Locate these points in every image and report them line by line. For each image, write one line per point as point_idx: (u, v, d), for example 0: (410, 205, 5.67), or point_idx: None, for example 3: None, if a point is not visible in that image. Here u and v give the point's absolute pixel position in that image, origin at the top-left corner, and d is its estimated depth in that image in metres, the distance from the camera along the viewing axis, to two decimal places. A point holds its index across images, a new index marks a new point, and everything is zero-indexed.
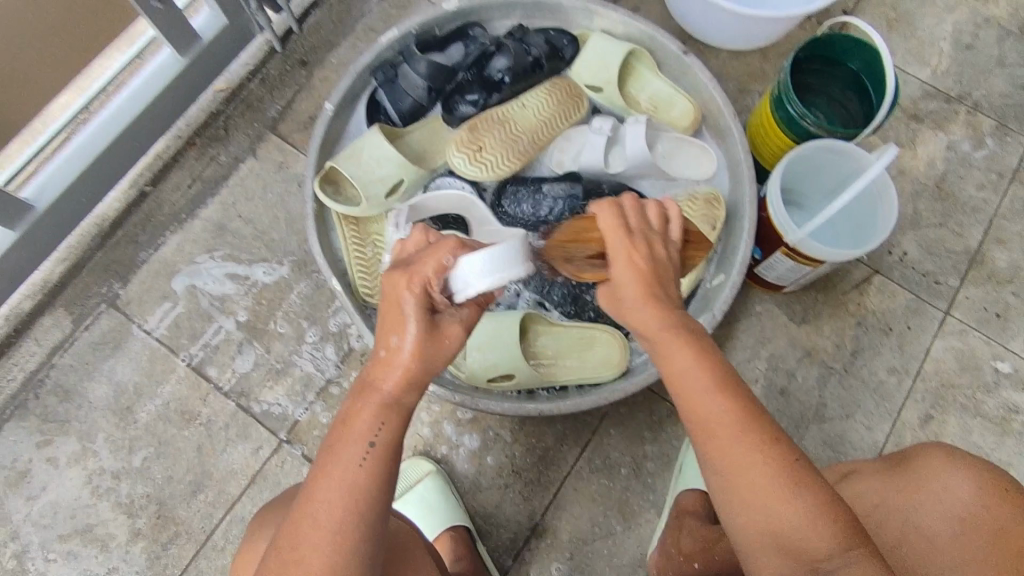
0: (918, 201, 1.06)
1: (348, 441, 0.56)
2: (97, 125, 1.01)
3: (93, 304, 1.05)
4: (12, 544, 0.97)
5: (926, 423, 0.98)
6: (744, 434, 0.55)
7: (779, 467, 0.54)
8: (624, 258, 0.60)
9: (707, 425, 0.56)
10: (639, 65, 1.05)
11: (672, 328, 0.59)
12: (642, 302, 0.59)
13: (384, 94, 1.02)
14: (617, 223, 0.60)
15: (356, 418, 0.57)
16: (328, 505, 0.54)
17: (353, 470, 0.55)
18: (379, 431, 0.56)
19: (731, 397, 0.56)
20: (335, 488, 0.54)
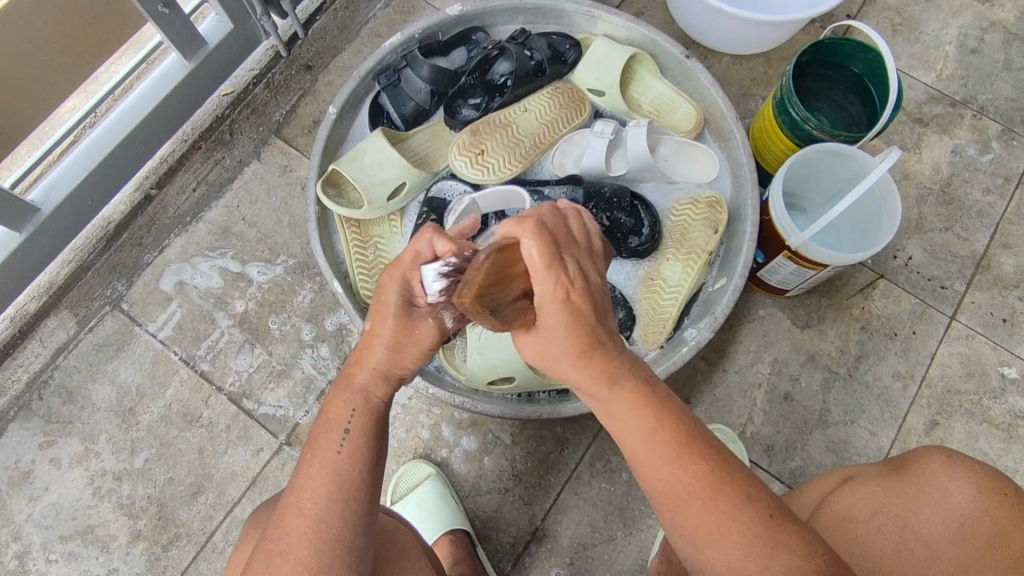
0: (923, 205, 1.05)
1: (324, 435, 0.59)
2: (105, 126, 1.02)
3: (97, 305, 1.06)
4: (14, 545, 0.97)
5: (931, 429, 0.97)
6: (706, 498, 0.54)
7: (743, 545, 0.52)
8: (555, 299, 0.54)
9: (672, 493, 0.55)
10: (641, 69, 1.05)
11: (616, 386, 0.57)
12: (575, 355, 0.57)
13: (387, 98, 1.02)
14: (544, 253, 0.52)
15: (332, 412, 0.60)
16: (303, 501, 0.55)
17: (332, 461, 0.57)
18: (352, 417, 0.60)
19: (682, 464, 0.55)
20: (317, 478, 0.56)
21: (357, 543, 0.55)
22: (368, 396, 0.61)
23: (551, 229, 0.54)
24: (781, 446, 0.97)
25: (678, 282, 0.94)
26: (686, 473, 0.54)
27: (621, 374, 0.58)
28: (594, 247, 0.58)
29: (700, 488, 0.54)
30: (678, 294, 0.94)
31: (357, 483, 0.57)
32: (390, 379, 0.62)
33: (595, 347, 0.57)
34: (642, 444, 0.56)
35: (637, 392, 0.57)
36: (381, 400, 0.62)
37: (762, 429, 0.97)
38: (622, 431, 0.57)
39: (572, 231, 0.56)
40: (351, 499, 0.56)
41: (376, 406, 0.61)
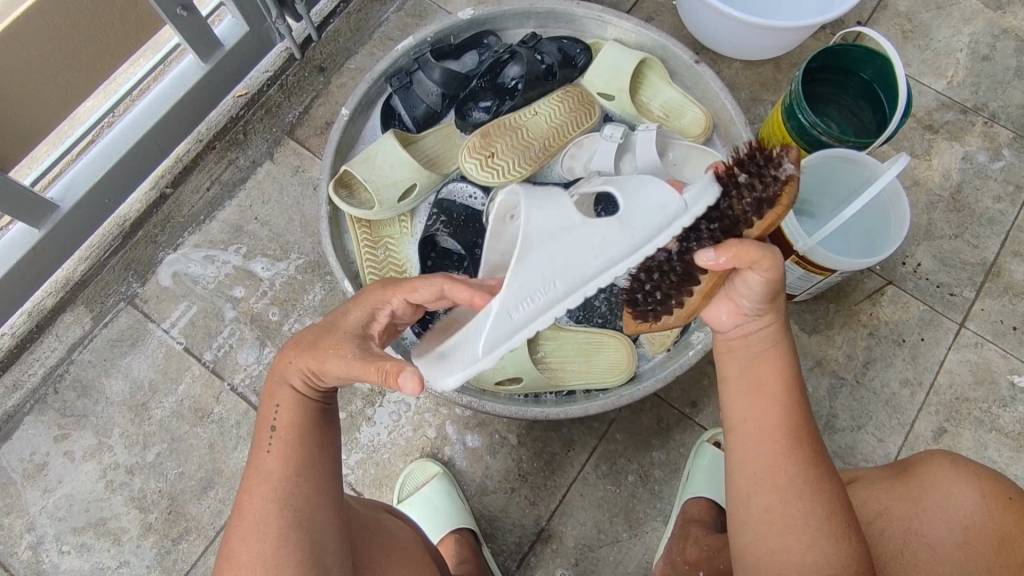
0: (933, 212, 1.05)
1: (257, 444, 0.60)
2: (123, 127, 1.04)
3: (112, 301, 1.08)
4: (28, 535, 0.99)
5: (939, 436, 0.97)
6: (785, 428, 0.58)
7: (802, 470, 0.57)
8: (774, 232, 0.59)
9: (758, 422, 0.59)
10: (651, 74, 1.05)
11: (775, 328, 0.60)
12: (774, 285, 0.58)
13: (399, 99, 1.03)
14: None
15: (264, 416, 0.61)
16: (247, 508, 0.57)
17: (267, 464, 0.58)
18: (277, 417, 0.60)
19: (804, 418, 0.59)
20: (255, 487, 0.58)
21: (304, 534, 0.56)
22: (290, 396, 0.60)
23: None
24: None
25: None
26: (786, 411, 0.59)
27: (784, 330, 0.61)
28: None
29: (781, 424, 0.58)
30: None
31: (298, 484, 0.58)
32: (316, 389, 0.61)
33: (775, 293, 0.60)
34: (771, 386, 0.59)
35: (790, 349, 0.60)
36: (313, 397, 0.61)
37: None
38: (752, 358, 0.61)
39: None
40: (287, 498, 0.57)
41: (303, 405, 0.61)
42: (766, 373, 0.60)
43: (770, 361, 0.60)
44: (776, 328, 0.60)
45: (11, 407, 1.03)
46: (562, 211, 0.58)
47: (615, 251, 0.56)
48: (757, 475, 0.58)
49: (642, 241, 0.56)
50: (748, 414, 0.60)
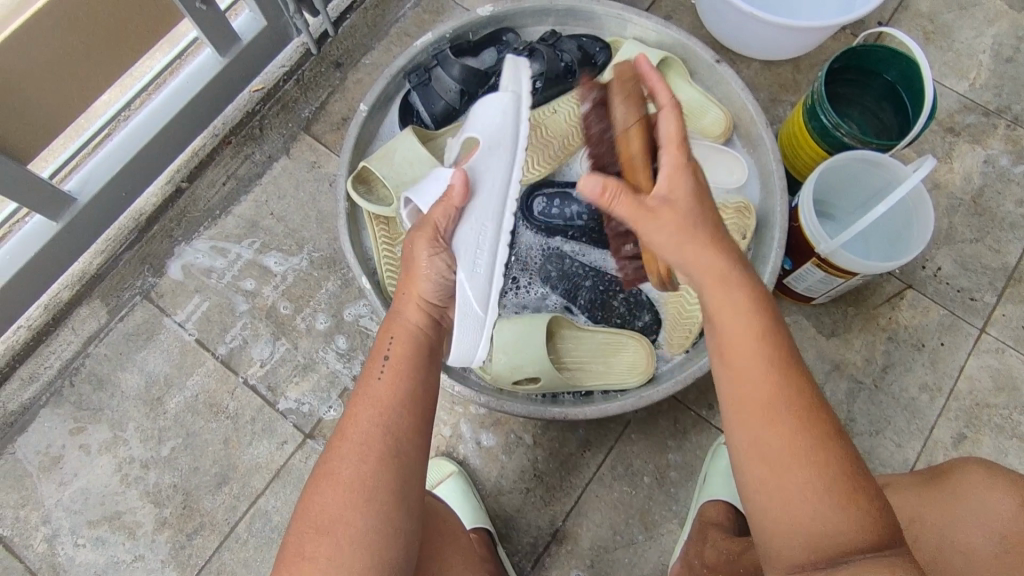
0: (954, 216, 1.04)
1: (369, 370, 0.66)
2: (139, 121, 1.05)
3: (128, 295, 1.08)
4: (44, 528, 0.99)
5: (959, 442, 0.96)
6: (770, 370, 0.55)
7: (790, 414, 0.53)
8: (678, 174, 0.63)
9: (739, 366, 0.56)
10: (672, 73, 1.03)
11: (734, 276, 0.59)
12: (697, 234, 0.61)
13: (417, 96, 1.02)
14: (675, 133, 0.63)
15: (379, 346, 0.68)
16: (351, 429, 0.61)
17: (379, 389, 0.63)
18: (391, 346, 0.67)
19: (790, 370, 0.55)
20: (363, 407, 0.62)
21: (399, 472, 0.59)
22: (408, 326, 0.69)
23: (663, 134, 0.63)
24: None
25: None
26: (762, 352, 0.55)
27: (749, 281, 0.59)
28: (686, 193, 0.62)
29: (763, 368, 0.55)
30: None
31: (401, 411, 0.62)
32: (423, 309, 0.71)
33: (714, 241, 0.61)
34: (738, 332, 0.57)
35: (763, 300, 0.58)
36: (421, 329, 0.70)
37: None
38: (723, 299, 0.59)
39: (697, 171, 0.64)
40: (395, 424, 0.61)
41: (418, 336, 0.69)
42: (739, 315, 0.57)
43: (738, 305, 0.58)
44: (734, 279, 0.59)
45: (27, 400, 1.03)
46: (445, 181, 0.75)
47: (502, 170, 0.74)
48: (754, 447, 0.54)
49: (513, 149, 0.75)
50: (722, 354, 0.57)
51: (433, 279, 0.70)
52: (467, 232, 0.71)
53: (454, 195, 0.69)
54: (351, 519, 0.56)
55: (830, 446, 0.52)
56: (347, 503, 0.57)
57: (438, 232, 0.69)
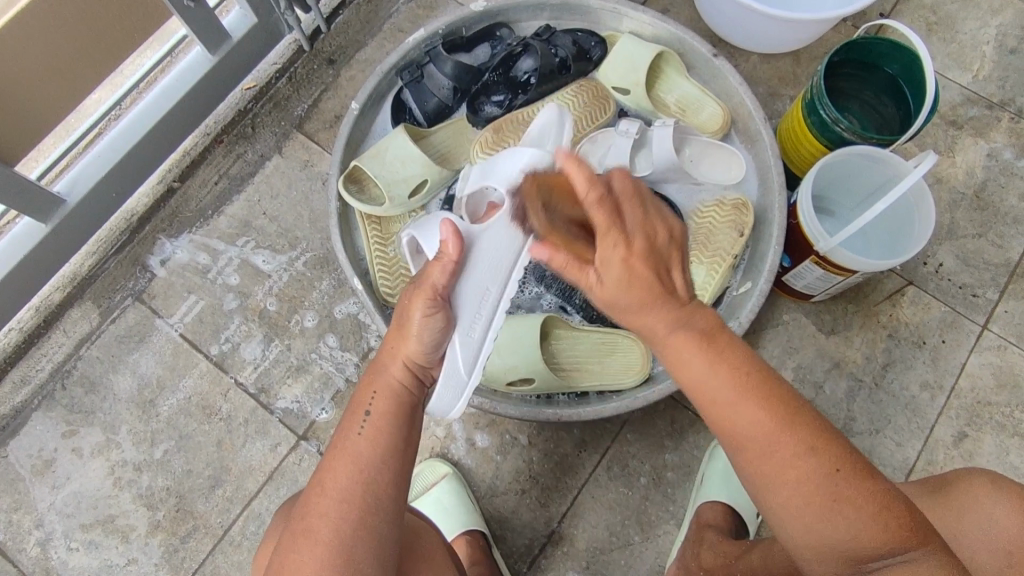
0: (956, 211, 1.02)
1: (349, 422, 0.63)
2: (128, 120, 1.03)
3: (120, 297, 1.07)
4: (37, 531, 0.98)
5: (960, 441, 0.93)
6: (739, 395, 0.54)
7: (782, 430, 0.53)
8: (619, 262, 0.55)
9: (728, 417, 0.54)
10: (668, 69, 1.02)
11: (674, 322, 0.56)
12: (638, 295, 0.55)
13: (409, 94, 1.01)
14: (605, 199, 0.55)
15: (359, 398, 0.65)
16: (329, 488, 0.59)
17: (357, 446, 0.61)
18: (373, 402, 0.64)
19: (761, 391, 0.53)
20: (342, 463, 0.60)
21: (377, 532, 0.58)
22: (392, 383, 0.65)
23: (613, 199, 0.56)
24: None
25: (702, 285, 0.91)
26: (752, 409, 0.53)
27: (691, 323, 0.56)
28: (659, 244, 0.57)
29: (740, 385, 0.54)
30: (700, 300, 0.91)
31: (379, 470, 0.60)
32: (412, 370, 0.66)
33: (668, 294, 0.56)
34: (689, 345, 0.56)
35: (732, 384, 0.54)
36: (409, 387, 0.66)
37: None
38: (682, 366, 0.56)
39: (637, 225, 0.56)
40: (373, 484, 0.59)
41: (401, 393, 0.65)
42: (718, 386, 0.54)
43: (703, 368, 0.55)
44: (678, 330, 0.56)
45: (19, 403, 1.02)
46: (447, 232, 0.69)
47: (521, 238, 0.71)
48: (741, 437, 0.54)
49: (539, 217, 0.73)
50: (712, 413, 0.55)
51: (423, 340, 0.65)
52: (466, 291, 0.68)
53: (449, 249, 0.65)
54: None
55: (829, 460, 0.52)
56: (322, 560, 0.56)
57: (435, 291, 0.65)
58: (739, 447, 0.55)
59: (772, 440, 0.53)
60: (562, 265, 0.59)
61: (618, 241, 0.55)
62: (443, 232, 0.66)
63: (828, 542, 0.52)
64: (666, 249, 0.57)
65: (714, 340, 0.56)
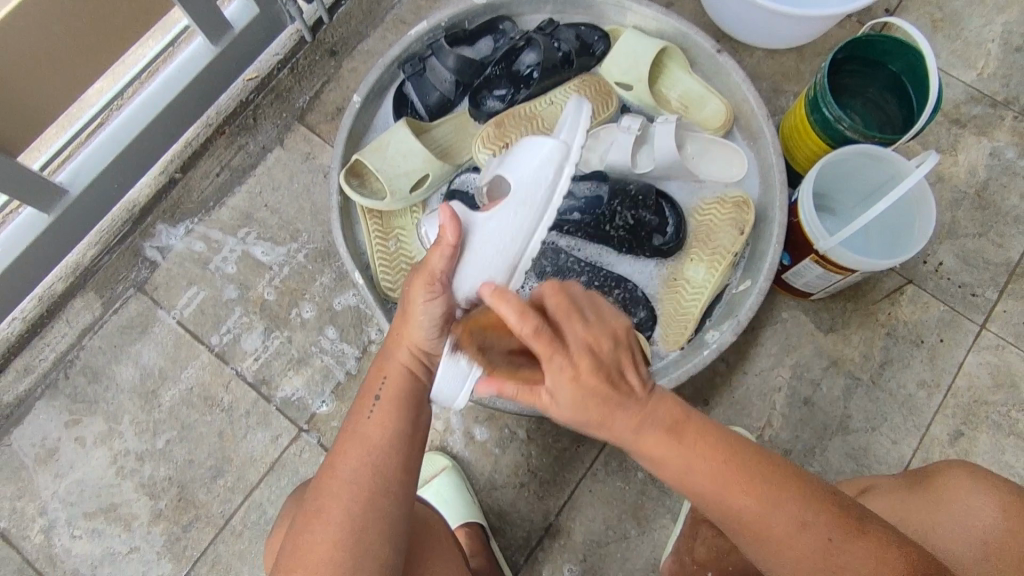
0: (957, 210, 1.02)
1: (359, 410, 0.65)
2: (131, 111, 1.03)
3: (122, 287, 1.08)
4: (41, 519, 0.99)
5: (955, 440, 0.94)
6: (750, 505, 0.56)
7: (776, 504, 0.56)
8: (566, 380, 0.53)
9: (739, 518, 0.56)
10: (671, 63, 1.02)
11: (642, 431, 0.57)
12: (609, 420, 0.55)
13: (411, 87, 1.00)
14: (546, 341, 0.51)
15: (368, 387, 0.66)
16: (339, 472, 0.60)
17: (367, 431, 0.63)
18: (382, 388, 0.65)
19: (739, 472, 0.56)
20: (354, 447, 0.62)
21: (386, 515, 0.59)
22: (399, 368, 0.66)
23: (552, 324, 0.52)
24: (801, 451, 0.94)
25: (701, 283, 0.92)
26: (735, 503, 0.56)
27: (654, 412, 0.56)
28: (601, 354, 0.53)
29: (747, 504, 0.56)
30: (699, 296, 0.91)
31: (387, 453, 0.61)
32: (417, 357, 0.66)
33: (622, 400, 0.55)
34: (657, 443, 0.57)
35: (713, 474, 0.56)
36: (415, 372, 0.66)
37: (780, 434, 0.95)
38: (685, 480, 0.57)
39: (601, 350, 0.53)
40: (384, 468, 0.60)
41: (408, 379, 0.66)
42: (701, 483, 0.57)
43: (699, 473, 0.56)
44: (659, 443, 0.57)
45: (22, 391, 1.03)
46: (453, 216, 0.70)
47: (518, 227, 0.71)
48: (734, 518, 0.57)
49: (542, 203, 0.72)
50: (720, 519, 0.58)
51: (427, 326, 0.64)
52: (465, 280, 0.67)
53: (448, 234, 0.65)
54: (337, 556, 0.56)
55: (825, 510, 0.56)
56: (333, 544, 0.57)
57: (435, 278, 0.64)
58: (740, 525, 0.57)
59: (790, 538, 0.55)
60: (513, 395, 0.58)
61: (564, 366, 0.52)
62: (441, 216, 0.65)
63: None
64: (633, 387, 0.55)
65: (667, 425, 0.57)
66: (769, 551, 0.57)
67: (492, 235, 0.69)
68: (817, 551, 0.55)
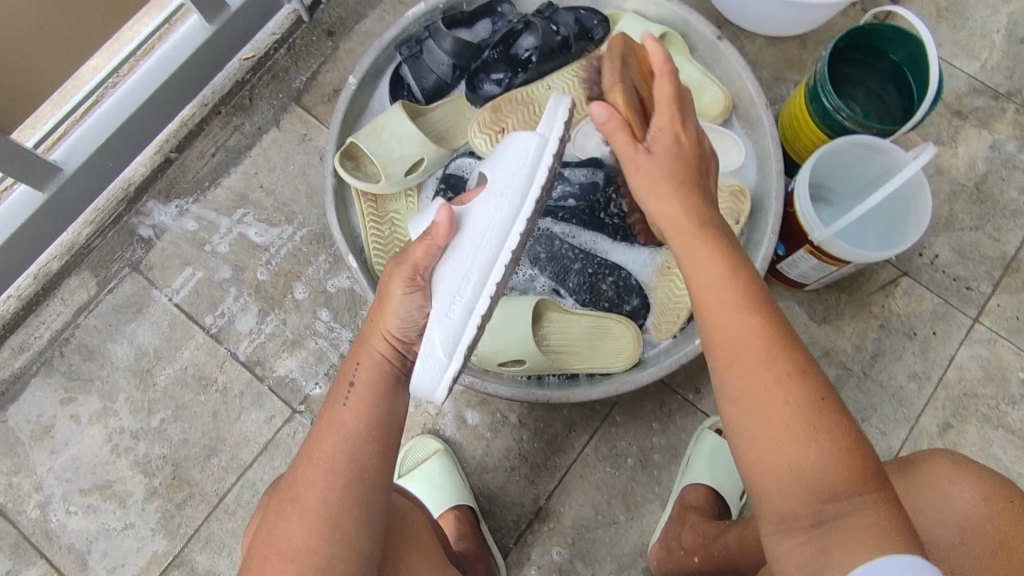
0: (954, 203, 1.02)
1: (335, 397, 0.65)
2: (125, 90, 1.02)
3: (117, 267, 1.08)
4: (36, 495, 1.00)
5: (944, 432, 0.94)
6: (754, 337, 0.53)
7: (771, 354, 0.53)
8: (672, 134, 0.67)
9: (732, 344, 0.54)
10: (671, 49, 1.00)
11: (703, 227, 0.62)
12: (677, 187, 0.65)
13: (408, 69, 1.00)
14: (673, 94, 0.67)
15: (345, 374, 0.67)
16: (316, 459, 0.61)
17: (343, 416, 0.63)
18: (358, 373, 0.66)
19: (763, 323, 0.54)
20: (330, 433, 0.62)
21: (362, 502, 0.60)
22: (375, 355, 0.67)
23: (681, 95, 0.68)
24: None
25: None
26: (748, 323, 0.54)
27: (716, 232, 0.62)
28: (692, 161, 0.67)
29: (754, 337, 0.53)
30: None
31: (364, 439, 0.62)
32: (393, 345, 0.68)
33: (697, 187, 0.66)
34: (707, 249, 0.60)
35: (738, 290, 0.57)
36: (391, 359, 0.68)
37: None
38: (705, 300, 0.58)
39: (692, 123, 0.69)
40: (360, 454, 0.61)
41: (384, 365, 0.67)
42: (730, 300, 0.56)
43: (723, 290, 0.57)
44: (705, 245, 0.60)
45: (18, 368, 1.04)
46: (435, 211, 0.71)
47: (501, 215, 0.68)
48: (727, 348, 0.54)
49: (524, 190, 0.69)
50: (716, 344, 0.55)
51: (404, 317, 0.67)
52: (445, 274, 0.67)
53: (439, 232, 0.67)
54: (314, 543, 0.57)
55: (813, 397, 0.51)
56: (309, 530, 0.57)
57: (418, 270, 0.67)
58: (727, 363, 0.54)
59: (770, 386, 0.52)
60: (614, 129, 0.68)
61: (675, 117, 0.67)
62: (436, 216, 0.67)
63: (808, 475, 0.49)
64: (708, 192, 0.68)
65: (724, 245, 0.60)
66: (739, 385, 0.53)
67: (474, 228, 0.68)
68: (787, 407, 0.50)
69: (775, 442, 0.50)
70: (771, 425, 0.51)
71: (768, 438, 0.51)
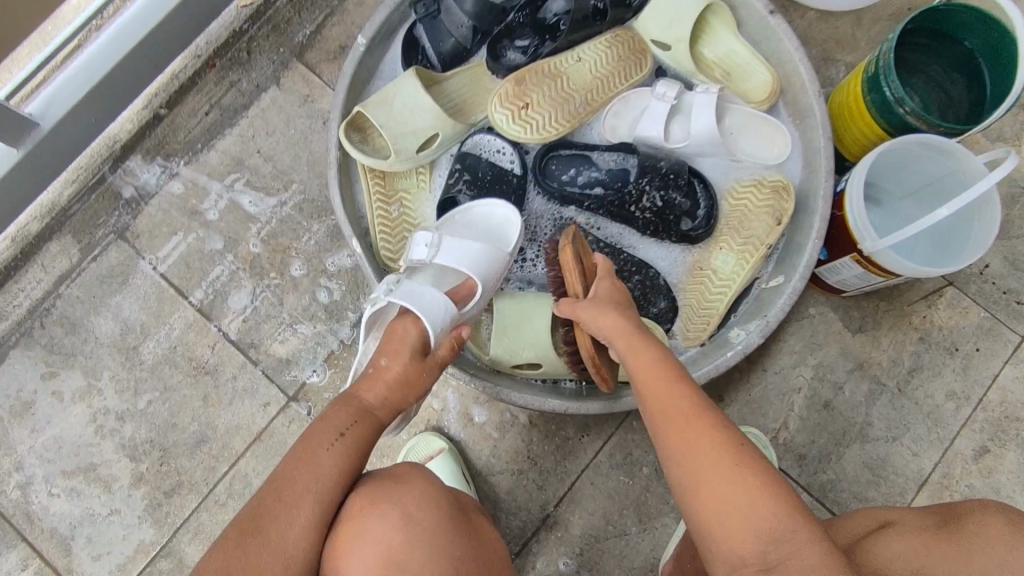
0: (1012, 208, 0.94)
1: (317, 436, 0.60)
2: (106, 36, 0.93)
3: (101, 233, 0.99)
4: (17, 475, 0.95)
5: (980, 456, 0.88)
6: (683, 399, 0.58)
7: (698, 413, 0.57)
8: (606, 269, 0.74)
9: (664, 407, 0.58)
10: (716, 20, 0.90)
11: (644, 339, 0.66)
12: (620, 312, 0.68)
13: (423, 30, 0.89)
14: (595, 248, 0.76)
15: (330, 415, 0.62)
16: (293, 503, 0.55)
17: (329, 460, 0.58)
18: (348, 425, 0.61)
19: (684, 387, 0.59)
20: (310, 472, 0.57)
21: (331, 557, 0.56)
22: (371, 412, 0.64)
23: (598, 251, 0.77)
24: (816, 456, 0.89)
25: (729, 275, 0.84)
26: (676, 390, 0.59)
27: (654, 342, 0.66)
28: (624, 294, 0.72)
29: (681, 401, 0.58)
30: (727, 290, 0.83)
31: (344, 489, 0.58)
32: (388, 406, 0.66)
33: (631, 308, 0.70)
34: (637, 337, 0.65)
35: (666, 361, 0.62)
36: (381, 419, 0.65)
37: (795, 437, 0.90)
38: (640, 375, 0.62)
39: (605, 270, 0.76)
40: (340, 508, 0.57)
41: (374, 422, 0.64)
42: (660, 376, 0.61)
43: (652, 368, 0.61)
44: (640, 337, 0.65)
45: None
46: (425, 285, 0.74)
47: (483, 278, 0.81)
48: (663, 413, 0.58)
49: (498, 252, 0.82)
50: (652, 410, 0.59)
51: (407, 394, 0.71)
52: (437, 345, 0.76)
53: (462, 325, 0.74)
54: None
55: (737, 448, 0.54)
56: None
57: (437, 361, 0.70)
58: (665, 424, 0.58)
59: (700, 442, 0.55)
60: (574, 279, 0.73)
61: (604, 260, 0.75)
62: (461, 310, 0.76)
63: (749, 519, 0.51)
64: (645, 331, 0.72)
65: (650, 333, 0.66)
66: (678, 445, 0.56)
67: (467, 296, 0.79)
68: (716, 456, 0.54)
69: (713, 483, 0.53)
70: (706, 476, 0.54)
71: (707, 479, 0.54)
